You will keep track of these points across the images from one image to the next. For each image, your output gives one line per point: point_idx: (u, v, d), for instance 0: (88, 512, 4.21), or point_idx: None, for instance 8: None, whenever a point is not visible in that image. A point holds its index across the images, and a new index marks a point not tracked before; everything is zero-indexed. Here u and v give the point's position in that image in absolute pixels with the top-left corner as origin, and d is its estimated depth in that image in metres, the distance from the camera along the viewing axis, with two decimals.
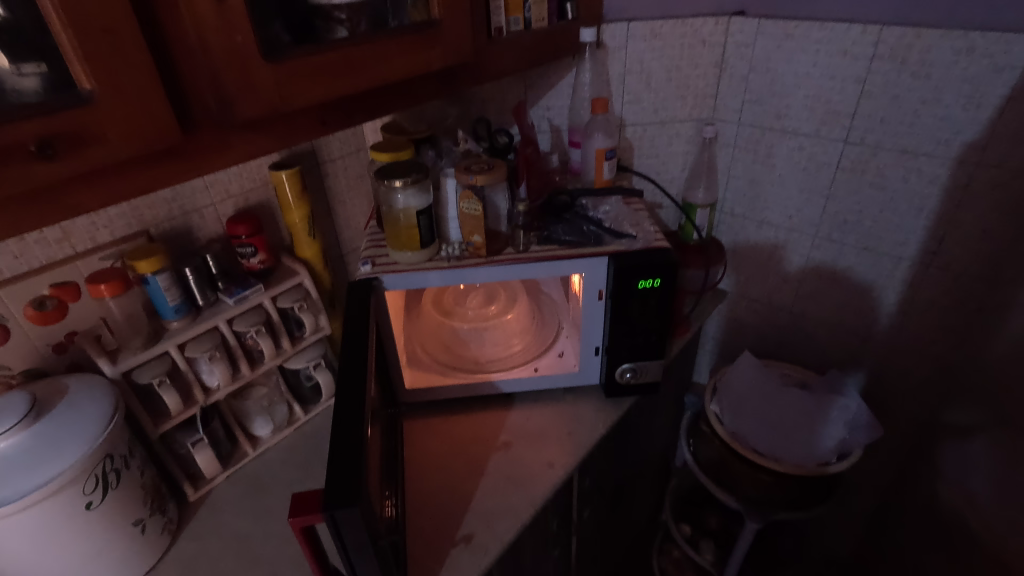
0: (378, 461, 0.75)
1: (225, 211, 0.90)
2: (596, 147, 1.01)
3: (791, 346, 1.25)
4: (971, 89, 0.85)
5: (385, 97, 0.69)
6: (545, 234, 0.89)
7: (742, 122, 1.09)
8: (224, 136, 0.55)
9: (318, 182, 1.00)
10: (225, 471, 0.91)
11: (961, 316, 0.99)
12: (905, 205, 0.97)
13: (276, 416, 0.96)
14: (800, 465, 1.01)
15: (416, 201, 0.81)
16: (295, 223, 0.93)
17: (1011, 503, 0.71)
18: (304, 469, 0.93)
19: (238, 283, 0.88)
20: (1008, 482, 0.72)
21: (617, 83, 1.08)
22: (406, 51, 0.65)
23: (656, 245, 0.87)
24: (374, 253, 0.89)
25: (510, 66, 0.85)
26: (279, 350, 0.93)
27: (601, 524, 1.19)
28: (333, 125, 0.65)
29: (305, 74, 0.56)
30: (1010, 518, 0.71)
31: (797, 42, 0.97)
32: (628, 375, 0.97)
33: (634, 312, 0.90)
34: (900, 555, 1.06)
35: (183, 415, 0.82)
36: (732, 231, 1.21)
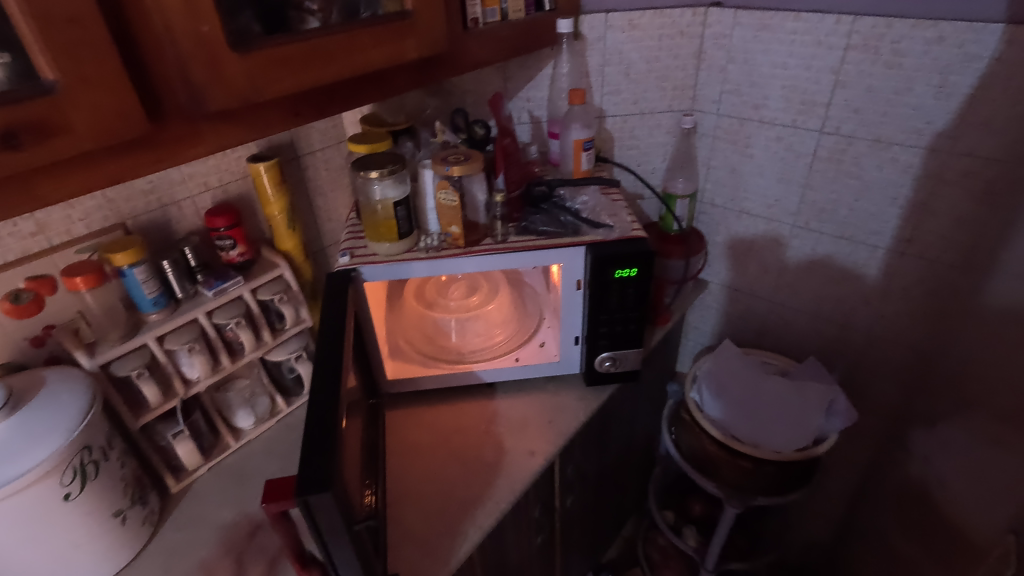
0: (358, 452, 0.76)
1: (203, 203, 0.90)
2: (574, 137, 1.01)
3: (773, 335, 1.26)
4: (941, 79, 0.86)
5: (359, 88, 0.69)
6: (523, 224, 0.90)
7: (720, 113, 1.10)
8: (195, 126, 0.55)
9: (298, 175, 1.00)
10: (206, 463, 0.91)
11: (936, 304, 1.00)
12: (879, 194, 0.99)
13: (258, 407, 0.97)
14: (778, 451, 1.02)
15: (393, 192, 0.82)
16: (274, 215, 0.93)
17: (977, 485, 0.72)
18: (287, 459, 0.94)
19: (217, 275, 0.88)
20: (977, 463, 0.73)
21: (596, 74, 1.08)
22: (377, 42, 0.65)
23: (632, 235, 0.88)
24: (352, 245, 0.89)
25: (486, 57, 0.85)
26: (259, 342, 0.94)
27: (586, 511, 1.21)
28: (307, 115, 0.65)
29: (275, 65, 0.56)
30: (975, 497, 0.72)
31: (773, 33, 0.98)
32: (607, 364, 0.98)
33: (613, 303, 0.90)
34: (873, 539, 1.08)
35: (163, 407, 0.83)
36: (713, 222, 1.22)
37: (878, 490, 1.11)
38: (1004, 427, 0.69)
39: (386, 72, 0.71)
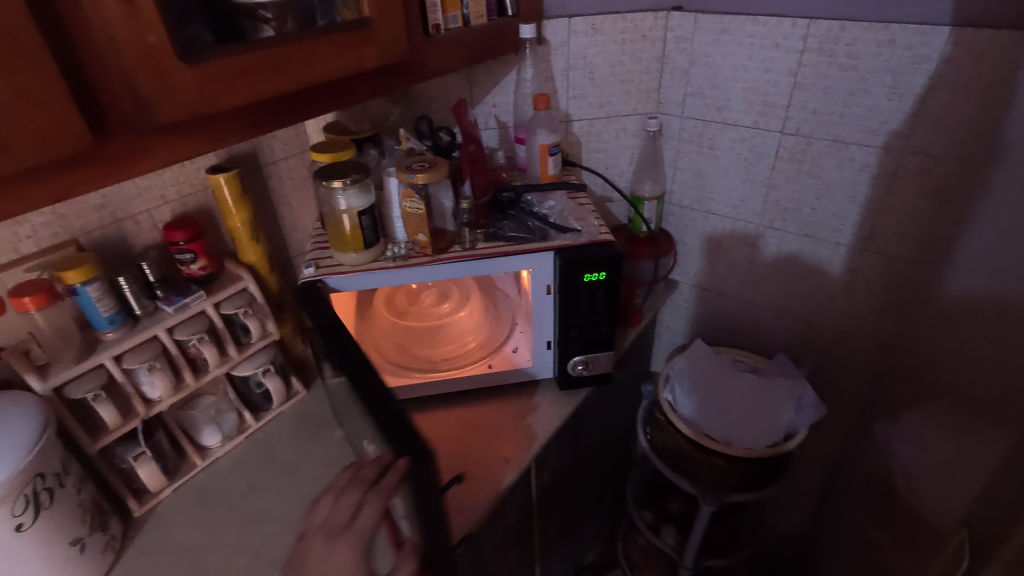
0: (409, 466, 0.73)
1: (161, 217, 0.87)
2: (540, 142, 1.02)
3: (742, 332, 1.28)
4: (894, 80, 0.88)
5: (319, 97, 0.68)
6: (492, 231, 0.90)
7: (684, 115, 1.11)
8: (145, 140, 0.53)
9: (261, 185, 0.98)
10: (172, 484, 0.88)
11: (896, 298, 1.03)
12: (839, 193, 1.01)
13: (225, 424, 0.94)
14: (750, 448, 1.04)
15: (358, 201, 0.80)
16: (236, 227, 0.91)
17: (938, 473, 0.74)
18: (257, 477, 0.91)
19: (178, 291, 0.86)
20: (936, 451, 0.75)
21: (561, 78, 1.09)
22: (335, 51, 0.64)
23: (600, 239, 0.88)
24: (318, 256, 0.88)
25: (449, 64, 0.84)
26: (224, 357, 0.91)
27: (564, 515, 1.21)
28: (264, 126, 0.64)
29: (228, 77, 0.55)
30: (935, 484, 0.74)
31: (732, 37, 0.99)
32: (579, 367, 0.98)
33: (583, 306, 0.90)
34: (843, 528, 1.10)
35: (123, 429, 0.80)
36: (681, 222, 1.23)
37: (847, 481, 1.13)
38: (961, 416, 0.70)
39: (345, 81, 0.70)
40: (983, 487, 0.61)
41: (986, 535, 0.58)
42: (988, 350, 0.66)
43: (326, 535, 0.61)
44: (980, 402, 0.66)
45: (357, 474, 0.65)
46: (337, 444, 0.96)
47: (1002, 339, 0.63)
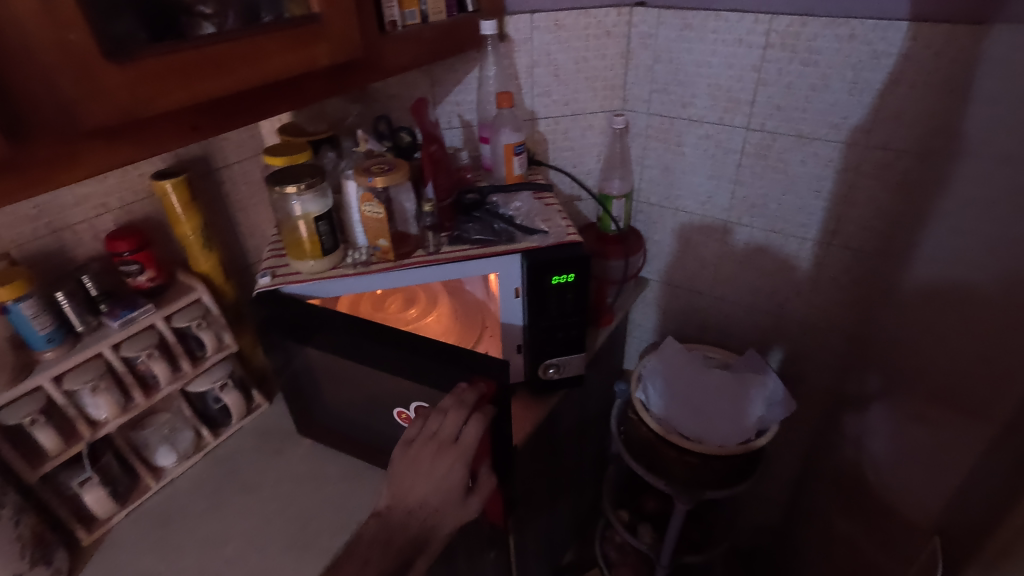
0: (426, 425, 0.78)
1: (103, 226, 0.82)
2: (505, 142, 0.99)
3: (713, 328, 1.28)
4: (855, 75, 0.88)
5: (268, 98, 0.64)
6: (456, 234, 0.88)
7: (651, 112, 1.10)
8: (71, 146, 0.49)
9: (214, 191, 0.93)
10: (123, 509, 0.83)
11: (861, 291, 1.04)
12: (805, 187, 1.01)
13: (180, 443, 0.89)
14: (723, 445, 1.03)
15: (315, 206, 0.77)
16: (187, 236, 0.86)
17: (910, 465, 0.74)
18: (215, 497, 0.87)
19: (124, 304, 0.81)
20: (905, 442, 0.76)
21: (526, 76, 1.07)
22: (284, 49, 0.60)
23: (568, 240, 0.86)
24: (274, 264, 0.84)
25: (408, 62, 0.81)
26: (178, 373, 0.87)
27: (540, 518, 1.19)
28: (207, 129, 0.59)
29: (161, 76, 0.50)
30: (903, 477, 0.74)
31: (696, 32, 0.98)
32: (551, 371, 0.95)
33: (553, 309, 0.88)
34: (816, 519, 1.11)
35: (67, 453, 0.75)
36: (650, 220, 1.23)
37: (817, 471, 1.14)
38: (929, 406, 0.70)
39: (296, 80, 0.66)
40: (948, 481, 0.62)
41: (956, 531, 0.58)
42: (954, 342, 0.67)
43: (437, 446, 0.68)
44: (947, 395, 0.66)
45: (460, 397, 0.71)
46: (301, 458, 0.92)
47: (966, 331, 0.63)
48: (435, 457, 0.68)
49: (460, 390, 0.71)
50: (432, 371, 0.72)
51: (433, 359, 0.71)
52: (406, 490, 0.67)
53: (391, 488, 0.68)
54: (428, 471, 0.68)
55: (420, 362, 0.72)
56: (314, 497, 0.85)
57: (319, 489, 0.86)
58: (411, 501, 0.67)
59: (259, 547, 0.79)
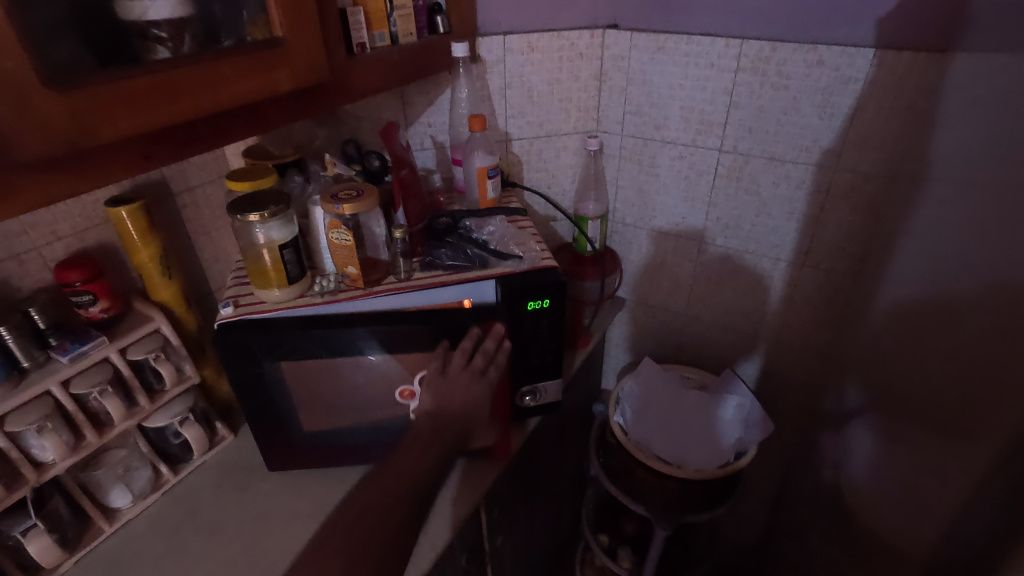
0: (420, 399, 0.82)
1: (52, 254, 0.78)
2: (478, 165, 0.98)
3: (689, 348, 1.28)
4: (823, 99, 0.89)
5: (227, 124, 0.61)
6: (428, 260, 0.86)
7: (624, 133, 1.10)
8: (10, 179, 0.45)
9: (174, 216, 0.90)
10: (73, 555, 0.78)
11: (834, 312, 1.05)
12: (777, 209, 1.02)
13: (135, 483, 0.84)
14: (702, 469, 1.02)
15: (280, 233, 0.74)
16: (145, 263, 0.82)
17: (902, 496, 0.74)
18: (174, 538, 0.82)
19: (74, 336, 0.76)
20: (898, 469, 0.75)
21: (498, 97, 1.06)
22: (243, 75, 0.58)
23: (543, 265, 0.85)
24: (237, 292, 0.81)
25: (376, 85, 0.79)
26: (134, 408, 0.82)
27: (518, 546, 1.16)
28: (160, 157, 0.56)
29: (109, 104, 0.48)
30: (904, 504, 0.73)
31: (668, 55, 0.99)
32: (528, 398, 0.93)
33: (527, 337, 0.85)
34: (796, 539, 1.10)
35: (10, 499, 0.70)
36: (625, 240, 1.22)
37: (795, 490, 1.14)
38: (924, 433, 0.70)
39: (258, 106, 0.63)
40: None
41: None
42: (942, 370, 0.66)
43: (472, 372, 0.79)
44: (941, 409, 0.67)
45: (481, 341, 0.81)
46: (267, 494, 0.88)
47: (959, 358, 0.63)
48: (471, 382, 0.79)
49: (478, 338, 0.81)
50: (436, 332, 0.78)
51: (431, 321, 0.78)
52: (449, 401, 0.77)
53: (433, 399, 0.77)
54: (465, 390, 0.78)
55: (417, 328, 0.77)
56: (280, 537, 0.81)
57: (286, 528, 0.82)
58: (453, 407, 0.77)
59: None
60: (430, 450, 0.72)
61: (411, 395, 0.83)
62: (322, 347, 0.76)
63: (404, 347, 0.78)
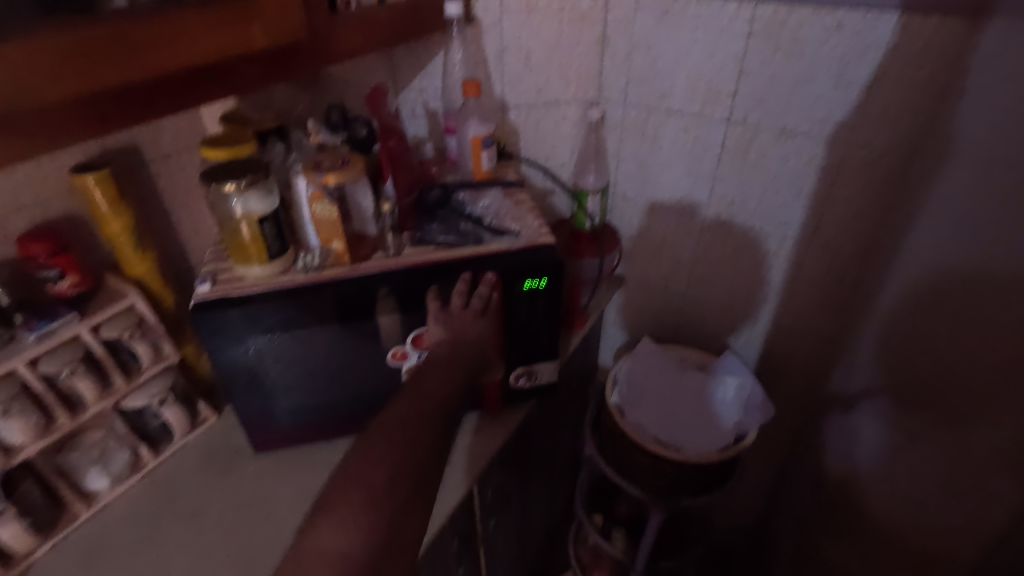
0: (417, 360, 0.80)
1: (15, 226, 0.72)
2: (472, 134, 0.93)
3: (688, 328, 1.24)
4: (841, 68, 0.84)
5: (196, 86, 0.55)
6: (419, 235, 0.81)
7: (627, 103, 1.04)
8: None
9: (146, 186, 0.84)
10: (48, 541, 0.75)
11: (839, 292, 1.01)
12: (785, 185, 0.97)
13: (114, 465, 0.81)
14: (701, 453, 0.99)
15: (259, 205, 0.69)
16: (116, 236, 0.77)
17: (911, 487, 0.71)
18: (154, 525, 0.78)
19: (41, 314, 0.72)
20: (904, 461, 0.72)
21: (494, 62, 0.99)
22: (208, 29, 0.52)
23: (540, 241, 0.80)
24: (215, 268, 0.76)
25: (361, 46, 0.73)
26: (109, 389, 0.78)
27: (510, 527, 1.14)
28: (119, 121, 0.50)
29: (54, 59, 0.43)
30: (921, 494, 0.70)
31: (675, 19, 0.93)
32: (522, 379, 0.89)
33: (522, 318, 0.81)
34: (795, 524, 1.09)
35: None
36: (626, 216, 1.17)
37: (794, 475, 1.13)
38: (938, 421, 0.67)
39: (232, 66, 0.58)
40: None
41: None
42: (968, 358, 0.63)
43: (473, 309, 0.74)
44: (954, 395, 0.65)
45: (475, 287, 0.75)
46: (252, 478, 0.84)
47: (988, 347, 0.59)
48: (472, 320, 0.74)
49: (471, 284, 0.76)
50: (429, 296, 0.75)
51: (421, 281, 0.75)
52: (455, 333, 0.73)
53: (445, 332, 0.73)
54: (466, 324, 0.74)
55: (408, 290, 0.74)
56: (264, 523, 0.78)
57: (272, 514, 0.79)
58: (462, 338, 0.73)
59: None
60: (452, 375, 0.68)
61: (405, 356, 0.79)
62: (319, 320, 0.73)
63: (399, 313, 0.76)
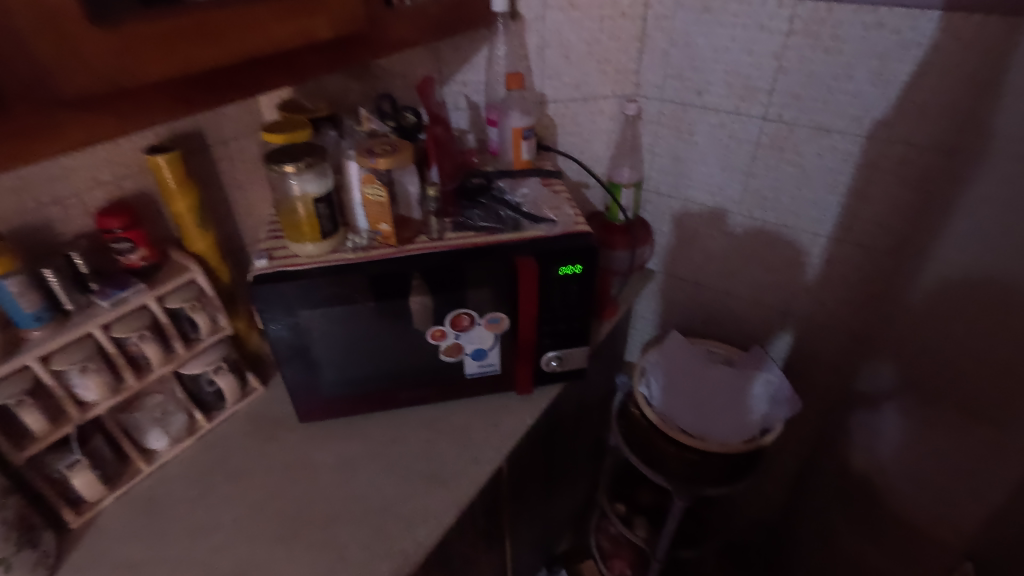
0: (455, 338, 0.85)
1: (93, 201, 0.79)
2: (513, 125, 0.97)
3: (717, 323, 1.26)
4: (880, 66, 0.85)
5: (261, 71, 0.60)
6: (460, 220, 0.85)
7: (663, 98, 1.06)
8: (49, 116, 0.46)
9: (207, 167, 0.90)
10: (113, 492, 0.81)
11: (871, 289, 1.02)
12: (820, 182, 0.98)
13: (172, 426, 0.87)
14: (725, 443, 1.01)
15: (314, 186, 0.74)
16: (181, 213, 0.83)
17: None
18: (206, 483, 0.84)
19: (114, 283, 0.78)
20: None
21: (535, 56, 1.03)
22: (282, 19, 0.56)
23: (576, 229, 0.84)
24: (272, 245, 0.81)
25: (412, 38, 0.77)
26: (171, 354, 0.84)
27: (534, 510, 1.18)
28: (197, 102, 0.55)
29: (151, 43, 0.46)
30: None
31: (715, 15, 0.95)
32: (553, 363, 0.92)
33: (556, 302, 0.85)
34: (817, 519, 1.10)
35: (55, 436, 0.73)
36: (658, 210, 1.19)
37: (819, 471, 1.13)
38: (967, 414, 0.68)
39: (293, 53, 0.62)
40: None
41: None
42: (999, 353, 0.63)
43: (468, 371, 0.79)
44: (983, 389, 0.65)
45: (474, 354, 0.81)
46: (295, 444, 0.89)
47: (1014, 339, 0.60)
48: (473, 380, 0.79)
49: (511, 277, 0.80)
50: (469, 277, 0.79)
51: (462, 261, 0.79)
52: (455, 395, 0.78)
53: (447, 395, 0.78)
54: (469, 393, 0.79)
55: (449, 270, 0.78)
56: (306, 487, 0.83)
57: (313, 478, 0.84)
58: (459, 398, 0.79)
59: (250, 538, 0.77)
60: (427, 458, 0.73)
61: (443, 336, 0.84)
62: (365, 297, 0.78)
63: (440, 292, 0.80)
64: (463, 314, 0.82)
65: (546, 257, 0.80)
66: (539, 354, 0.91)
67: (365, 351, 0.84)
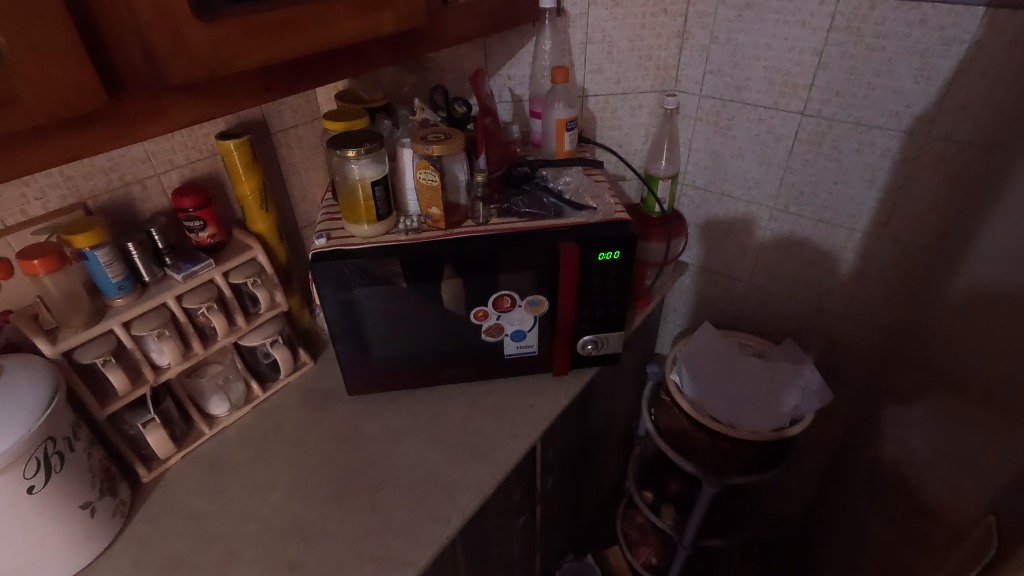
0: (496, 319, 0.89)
1: (169, 182, 0.86)
2: (557, 117, 1.01)
3: (749, 317, 1.28)
4: (922, 62, 0.86)
5: (332, 63, 0.65)
6: (505, 206, 0.90)
7: (703, 94, 1.09)
8: (157, 99, 0.51)
9: (270, 153, 0.96)
10: (179, 452, 0.88)
11: (907, 286, 1.03)
12: (858, 177, 0.99)
13: (232, 394, 0.93)
14: (756, 431, 1.02)
15: (371, 171, 0.79)
16: (245, 195, 0.90)
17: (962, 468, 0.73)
18: (262, 447, 0.90)
19: (186, 258, 0.85)
20: (946, 439, 0.75)
21: (578, 52, 1.06)
22: (354, 15, 0.60)
23: (616, 217, 0.87)
24: (329, 227, 0.87)
25: (465, 33, 0.81)
26: (232, 326, 0.90)
27: (566, 491, 1.21)
28: (276, 91, 0.61)
29: (244, 35, 0.51)
30: (946, 476, 0.74)
31: (757, 12, 0.97)
32: (589, 347, 0.96)
33: (595, 286, 0.88)
34: (845, 511, 1.11)
35: (132, 395, 0.80)
36: (694, 204, 1.22)
37: (850, 465, 1.14)
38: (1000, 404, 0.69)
39: (361, 46, 0.67)
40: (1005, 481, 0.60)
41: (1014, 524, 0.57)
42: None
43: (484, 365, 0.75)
44: None
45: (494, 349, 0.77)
46: (343, 416, 0.95)
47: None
48: None
49: (552, 261, 0.84)
50: (513, 260, 0.83)
51: (507, 245, 0.83)
52: None
53: None
54: None
55: (494, 252, 0.82)
56: (354, 455, 0.88)
57: (360, 446, 0.90)
58: None
59: (304, 497, 0.83)
60: None
61: (485, 316, 0.88)
62: (413, 277, 0.82)
63: (484, 274, 0.84)
64: (504, 296, 0.87)
65: (587, 243, 0.83)
66: (577, 338, 0.95)
67: (411, 329, 0.89)
